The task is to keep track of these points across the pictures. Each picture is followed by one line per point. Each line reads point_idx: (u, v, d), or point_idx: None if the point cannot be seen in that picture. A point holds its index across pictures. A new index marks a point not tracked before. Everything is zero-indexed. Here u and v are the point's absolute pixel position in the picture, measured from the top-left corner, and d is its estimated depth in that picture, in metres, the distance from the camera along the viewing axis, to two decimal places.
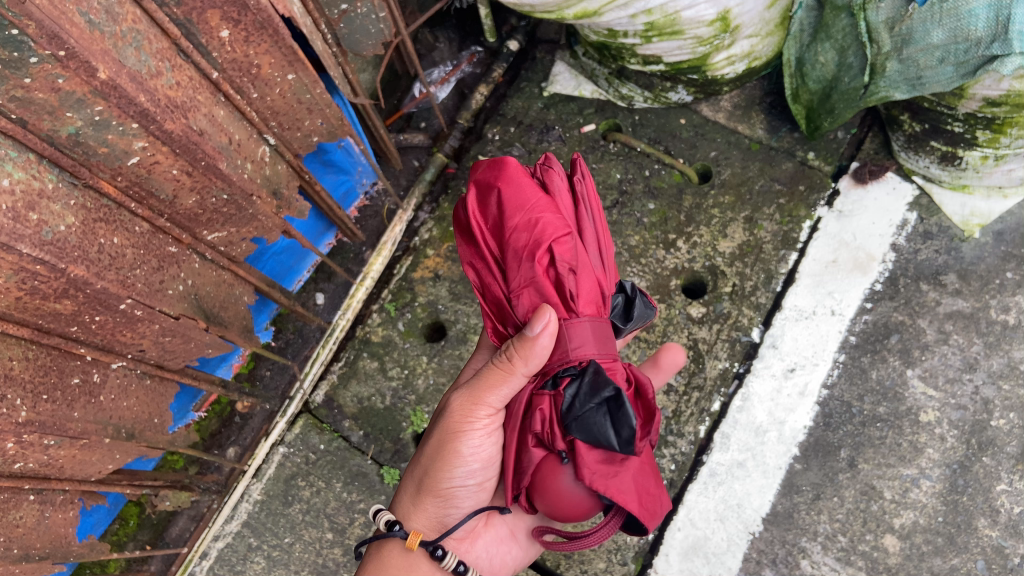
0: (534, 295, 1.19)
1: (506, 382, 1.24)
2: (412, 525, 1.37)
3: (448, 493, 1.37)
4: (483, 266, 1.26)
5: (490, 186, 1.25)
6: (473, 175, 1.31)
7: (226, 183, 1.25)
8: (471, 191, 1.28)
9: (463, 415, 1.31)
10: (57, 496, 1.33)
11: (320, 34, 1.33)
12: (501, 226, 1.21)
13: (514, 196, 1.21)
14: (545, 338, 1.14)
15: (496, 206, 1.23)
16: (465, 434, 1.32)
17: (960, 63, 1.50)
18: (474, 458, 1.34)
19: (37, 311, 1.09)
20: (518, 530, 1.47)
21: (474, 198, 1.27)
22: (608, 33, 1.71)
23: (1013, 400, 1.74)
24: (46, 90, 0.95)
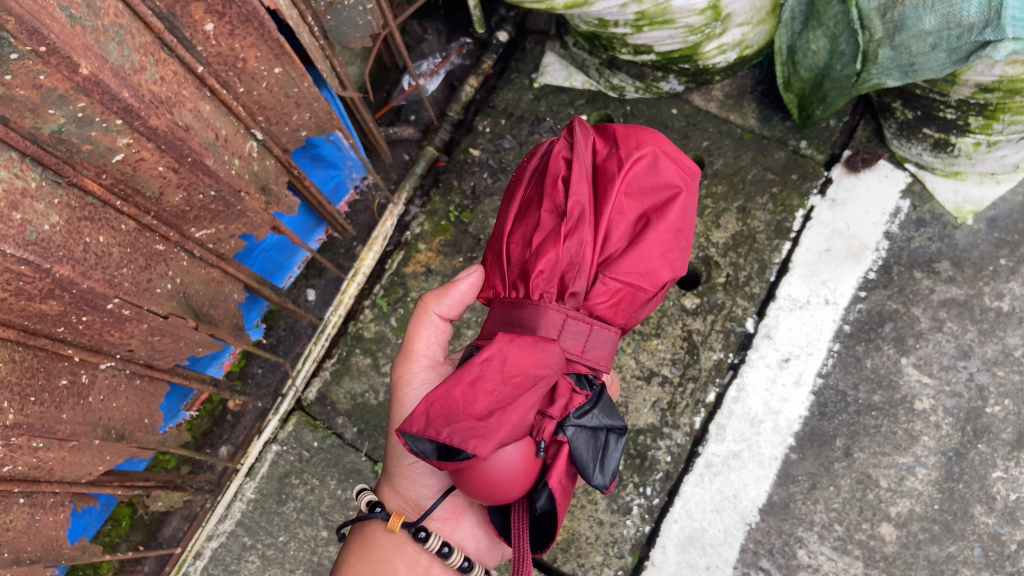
0: (621, 291, 1.18)
1: (426, 325, 1.41)
2: (389, 507, 1.38)
3: (409, 472, 1.38)
4: (595, 221, 1.18)
5: (665, 177, 1.22)
6: (640, 142, 1.25)
7: (214, 179, 1.23)
8: (644, 159, 1.22)
9: (401, 373, 1.42)
10: (48, 499, 1.31)
11: (307, 26, 1.31)
12: (664, 220, 1.18)
13: (688, 211, 1.21)
14: (463, 286, 1.34)
15: (660, 198, 1.21)
16: (404, 394, 1.40)
17: (952, 49, 1.49)
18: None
19: (23, 312, 1.07)
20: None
21: (643, 169, 1.21)
22: (598, 22, 1.69)
23: (1008, 387, 1.74)
24: (27, 86, 0.93)
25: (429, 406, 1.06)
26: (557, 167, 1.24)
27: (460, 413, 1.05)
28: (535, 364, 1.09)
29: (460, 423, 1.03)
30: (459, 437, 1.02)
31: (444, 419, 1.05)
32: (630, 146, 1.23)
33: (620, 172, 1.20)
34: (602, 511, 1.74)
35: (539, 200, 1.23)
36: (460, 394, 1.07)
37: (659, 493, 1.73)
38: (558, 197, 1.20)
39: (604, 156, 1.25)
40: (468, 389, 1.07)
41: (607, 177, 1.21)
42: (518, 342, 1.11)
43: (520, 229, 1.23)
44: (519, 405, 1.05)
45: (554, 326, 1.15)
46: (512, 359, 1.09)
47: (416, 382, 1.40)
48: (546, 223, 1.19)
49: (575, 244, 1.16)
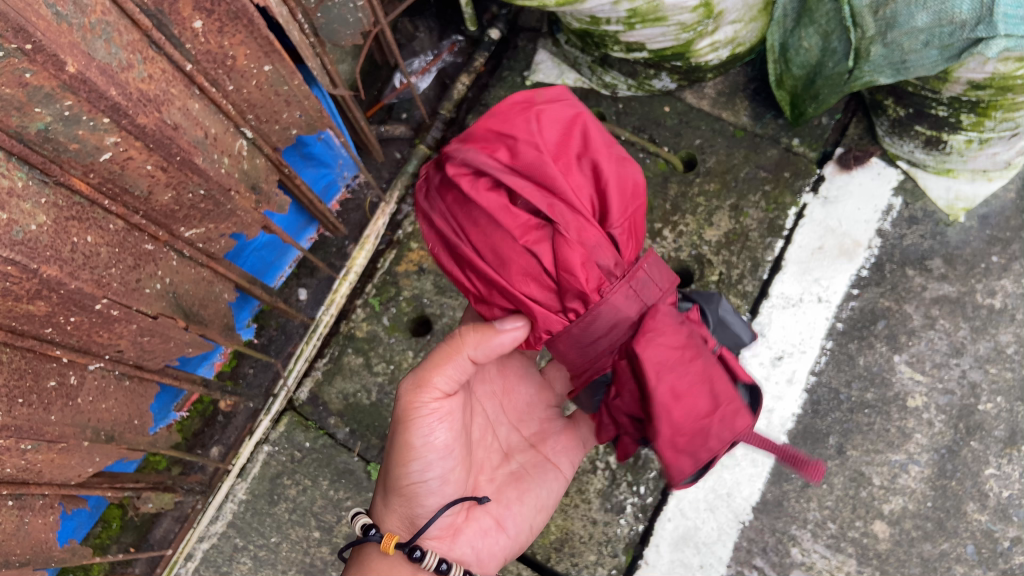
0: (629, 223, 1.15)
1: (453, 363, 1.27)
2: (385, 527, 1.36)
3: (407, 492, 1.34)
4: (572, 203, 1.09)
5: (564, 122, 1.15)
6: (514, 116, 1.14)
7: (203, 177, 1.22)
8: (538, 123, 1.13)
9: (413, 401, 1.30)
10: (37, 502, 1.29)
11: (297, 24, 1.30)
12: (600, 146, 1.15)
13: (596, 123, 1.18)
14: (510, 337, 1.16)
15: (576, 136, 1.15)
16: (415, 423, 1.30)
17: (944, 46, 1.49)
18: (429, 449, 1.32)
19: (10, 313, 1.06)
20: (504, 519, 1.46)
21: (547, 130, 1.13)
22: (590, 20, 1.69)
23: (1000, 384, 1.74)
24: (13, 84, 0.92)
25: (674, 444, 1.12)
26: (489, 199, 1.08)
27: (700, 422, 1.11)
28: (677, 335, 1.11)
29: (707, 432, 1.11)
30: (723, 434, 1.12)
31: (695, 442, 1.12)
32: (518, 125, 1.12)
33: (540, 150, 1.10)
34: (596, 510, 1.73)
35: (506, 237, 1.08)
36: (681, 416, 1.11)
37: (653, 492, 1.73)
38: (525, 217, 1.08)
39: (504, 151, 1.11)
40: (677, 403, 1.10)
41: (535, 165, 1.09)
42: (654, 342, 1.09)
43: (520, 269, 1.08)
44: (716, 375, 1.12)
45: (629, 306, 1.11)
46: (662, 354, 1.09)
47: (426, 412, 1.31)
48: (544, 245, 1.07)
49: (584, 236, 1.07)
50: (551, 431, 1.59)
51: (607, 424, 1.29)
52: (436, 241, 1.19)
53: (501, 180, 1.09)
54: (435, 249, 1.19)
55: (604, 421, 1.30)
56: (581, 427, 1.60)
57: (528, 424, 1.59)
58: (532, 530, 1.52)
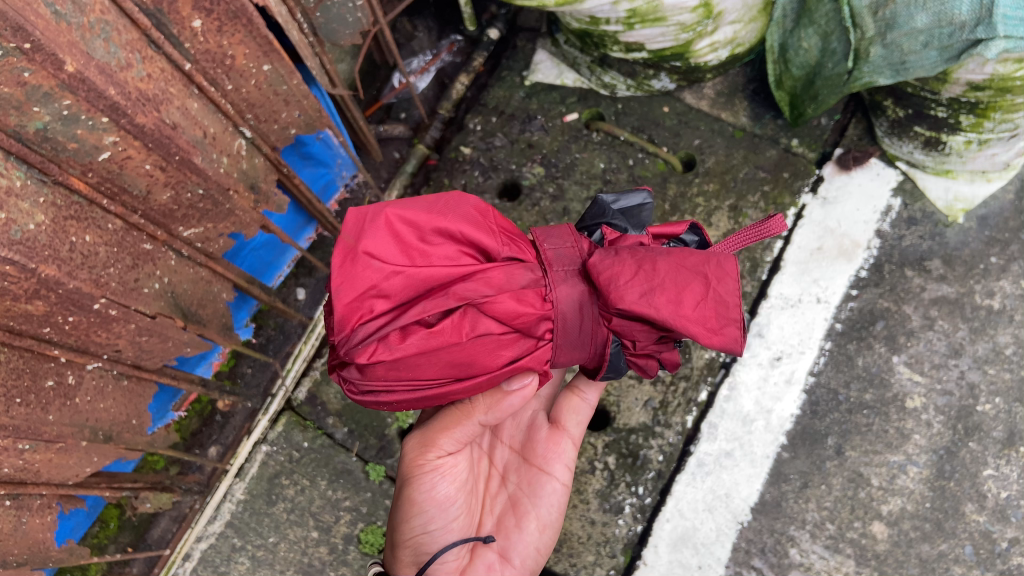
0: (505, 240, 1.14)
1: (460, 425, 1.33)
2: None
3: (412, 543, 1.42)
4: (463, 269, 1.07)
5: (394, 234, 1.09)
6: (350, 271, 1.06)
7: (202, 177, 1.22)
8: (375, 259, 1.06)
9: (416, 459, 1.40)
10: (34, 501, 1.29)
11: (296, 23, 1.30)
12: (428, 216, 1.11)
13: (404, 205, 1.12)
14: (523, 392, 1.21)
15: (405, 230, 1.09)
16: (419, 479, 1.40)
17: (944, 47, 1.49)
18: (432, 503, 1.41)
19: (8, 313, 1.05)
20: (507, 551, 1.46)
21: (389, 254, 1.07)
22: (590, 20, 1.68)
23: (998, 385, 1.74)
24: (11, 84, 0.92)
25: (709, 328, 1.03)
26: (415, 343, 1.06)
27: (711, 297, 1.04)
28: (626, 264, 1.06)
29: (721, 298, 1.04)
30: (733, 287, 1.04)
31: (721, 314, 1.04)
32: (363, 276, 1.05)
33: (400, 272, 1.06)
34: (595, 510, 1.73)
35: (456, 345, 1.07)
36: (693, 307, 1.03)
37: (652, 493, 1.73)
38: (450, 321, 1.07)
39: (377, 303, 1.06)
40: (684, 300, 1.03)
41: (411, 284, 1.06)
42: (620, 287, 1.04)
43: (489, 350, 1.09)
44: (679, 257, 1.06)
45: (573, 288, 1.11)
46: (636, 283, 1.04)
47: (429, 469, 1.40)
48: (482, 319, 1.08)
49: (495, 283, 1.08)
50: (537, 442, 1.55)
51: (642, 363, 1.18)
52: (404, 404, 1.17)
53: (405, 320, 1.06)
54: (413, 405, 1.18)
55: (639, 365, 1.19)
56: (567, 430, 1.54)
57: (517, 438, 1.59)
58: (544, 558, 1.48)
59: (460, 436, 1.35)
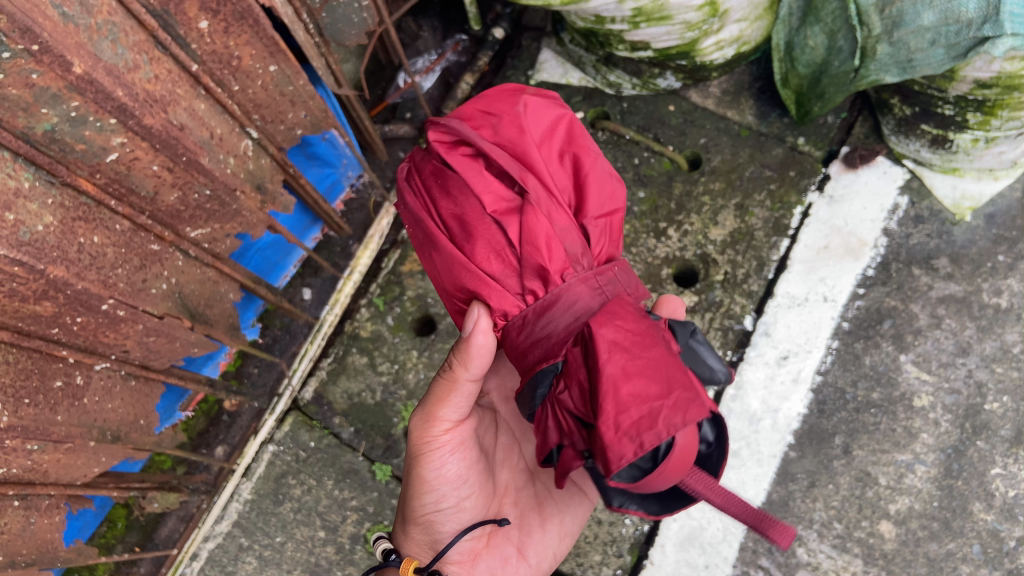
0: (601, 225, 1.19)
1: (456, 392, 1.35)
2: (406, 551, 1.45)
3: (426, 520, 1.42)
4: (546, 183, 1.17)
5: (551, 126, 1.25)
6: (502, 101, 1.27)
7: (209, 178, 1.22)
8: (521, 110, 1.24)
9: (425, 434, 1.38)
10: (43, 502, 1.29)
11: (302, 24, 1.30)
12: (580, 146, 1.25)
13: (580, 131, 1.29)
14: (478, 335, 1.19)
15: (560, 128, 1.26)
16: (427, 455, 1.39)
17: (951, 45, 1.48)
18: (442, 481, 1.40)
19: (17, 314, 1.05)
20: (525, 548, 1.50)
21: (529, 122, 1.24)
22: (595, 19, 1.68)
23: (1006, 383, 1.74)
24: (20, 86, 0.92)
25: (617, 423, 0.94)
26: (466, 167, 1.19)
27: (649, 406, 0.94)
28: (639, 323, 1.04)
29: (654, 417, 0.93)
30: (674, 420, 0.92)
31: (640, 423, 0.93)
32: (506, 109, 1.25)
33: (521, 132, 1.21)
34: (601, 510, 1.73)
35: (478, 203, 1.16)
36: (629, 396, 0.95)
37: None
38: (497, 188, 1.16)
39: (485, 129, 1.23)
40: (628, 381, 0.96)
41: (513, 144, 1.20)
42: (612, 322, 1.03)
43: (488, 242, 1.14)
44: (672, 365, 0.99)
45: (591, 298, 1.11)
46: (622, 332, 1.02)
47: (438, 447, 1.39)
48: (509, 215, 1.14)
49: (549, 214, 1.13)
50: None
51: (543, 424, 1.12)
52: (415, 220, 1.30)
53: (481, 152, 1.20)
54: (410, 230, 1.29)
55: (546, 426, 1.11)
56: None
57: None
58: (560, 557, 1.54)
59: (461, 404, 1.37)
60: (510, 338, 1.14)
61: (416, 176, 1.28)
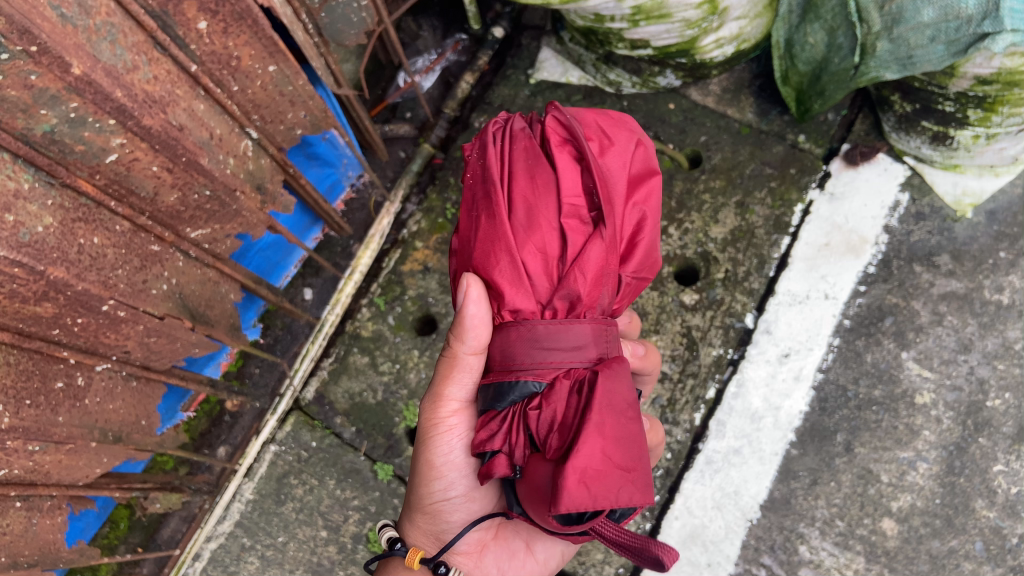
0: (632, 285, 1.20)
1: (460, 368, 1.30)
2: (412, 539, 1.48)
3: (435, 510, 1.44)
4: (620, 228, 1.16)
5: (655, 172, 1.22)
6: (622, 127, 1.24)
7: (208, 179, 1.22)
8: (631, 147, 1.22)
9: (431, 418, 1.37)
10: (45, 503, 1.30)
11: (301, 24, 1.30)
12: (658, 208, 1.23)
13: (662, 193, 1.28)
14: (472, 306, 1.17)
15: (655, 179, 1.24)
16: (433, 440, 1.38)
17: (950, 41, 1.48)
18: (450, 467, 1.40)
19: (17, 315, 1.06)
20: (533, 543, 1.52)
21: (634, 162, 1.21)
22: (594, 17, 1.68)
23: (1008, 380, 1.73)
24: (19, 87, 0.92)
25: (582, 473, 0.99)
26: (563, 166, 1.15)
27: (615, 472, 1.01)
28: (635, 399, 1.10)
29: (613, 484, 1.01)
30: (628, 495, 1.01)
31: (600, 484, 1.00)
32: (621, 137, 1.22)
33: (624, 168, 1.19)
34: None
35: (553, 205, 1.14)
36: (601, 455, 1.01)
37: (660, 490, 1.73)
38: (577, 202, 1.14)
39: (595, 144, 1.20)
40: (605, 442, 1.02)
41: (613, 175, 1.18)
42: (618, 386, 1.08)
43: (541, 243, 1.12)
44: (640, 447, 1.07)
45: (594, 346, 1.12)
46: (618, 394, 1.06)
47: (444, 431, 1.37)
48: (575, 234, 1.12)
49: (610, 256, 1.12)
50: None
51: (490, 424, 1.12)
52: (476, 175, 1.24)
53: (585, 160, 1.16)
54: (465, 179, 1.23)
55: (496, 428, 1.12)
56: None
57: None
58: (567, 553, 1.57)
59: (467, 384, 1.32)
60: (507, 333, 1.14)
61: (501, 139, 1.22)
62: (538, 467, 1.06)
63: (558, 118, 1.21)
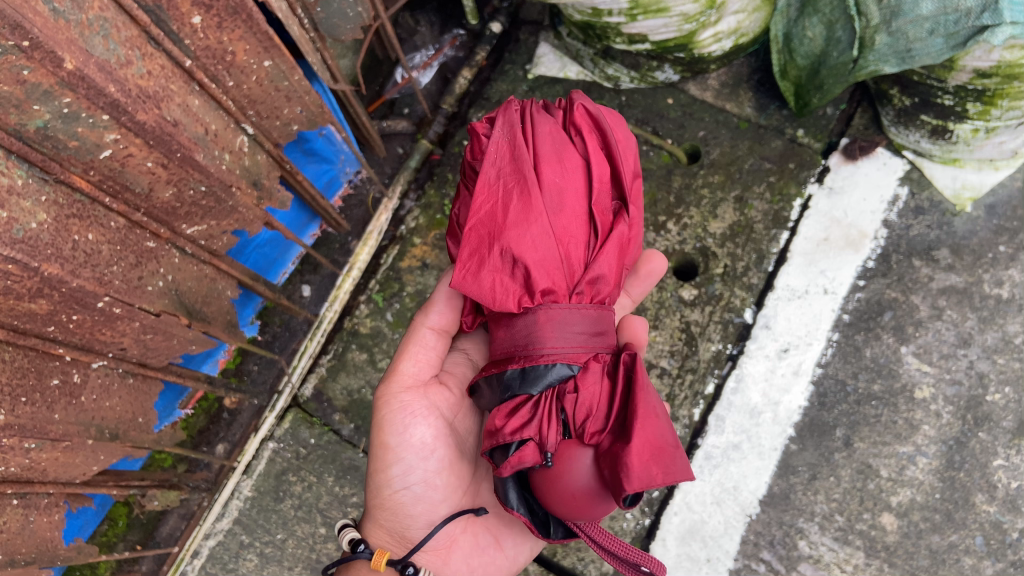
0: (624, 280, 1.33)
1: (418, 340, 1.46)
2: (373, 540, 1.41)
3: (393, 505, 1.41)
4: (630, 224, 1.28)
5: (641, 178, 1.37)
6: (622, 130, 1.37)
7: (204, 174, 1.22)
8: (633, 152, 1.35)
9: (385, 395, 1.44)
10: (42, 500, 1.29)
11: (297, 19, 1.29)
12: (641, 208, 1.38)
13: None
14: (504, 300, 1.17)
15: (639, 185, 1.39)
16: (388, 420, 1.42)
17: (950, 34, 1.48)
18: (406, 449, 1.41)
19: (11, 312, 1.05)
20: (502, 538, 1.49)
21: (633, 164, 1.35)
22: (592, 12, 1.67)
23: (1008, 374, 1.73)
24: (10, 82, 0.91)
25: (645, 448, 1.05)
26: (590, 162, 1.26)
27: (670, 446, 1.09)
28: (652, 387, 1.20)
29: (668, 460, 1.07)
30: (682, 469, 1.09)
31: (662, 460, 1.06)
32: (627, 141, 1.34)
33: (631, 171, 1.32)
34: None
35: (579, 192, 1.23)
36: (656, 434, 1.08)
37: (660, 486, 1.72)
38: (600, 197, 1.25)
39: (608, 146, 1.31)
40: (656, 420, 1.10)
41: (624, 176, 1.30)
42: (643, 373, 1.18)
43: (573, 228, 1.20)
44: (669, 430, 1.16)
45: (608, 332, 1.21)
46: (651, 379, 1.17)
47: (397, 409, 1.42)
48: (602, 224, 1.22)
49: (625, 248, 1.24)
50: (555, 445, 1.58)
51: (523, 410, 1.12)
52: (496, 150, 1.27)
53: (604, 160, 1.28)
54: (489, 149, 1.25)
55: (527, 415, 1.12)
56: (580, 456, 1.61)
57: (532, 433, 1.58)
58: (536, 547, 1.54)
59: (419, 356, 1.46)
60: (532, 317, 1.16)
61: (527, 122, 1.28)
62: (578, 453, 1.09)
63: (579, 114, 1.32)
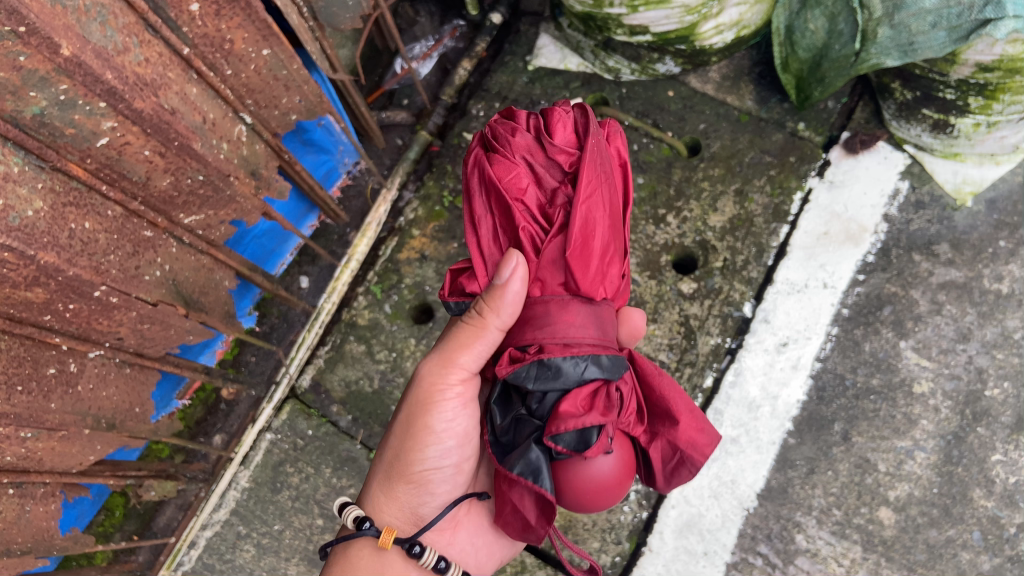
0: None
1: (482, 339, 1.25)
2: (386, 517, 1.39)
3: (415, 480, 1.40)
4: None
5: None
6: None
7: (201, 163, 1.21)
8: None
9: (437, 383, 1.36)
10: (38, 490, 1.29)
11: (296, 7, 1.28)
12: None
13: None
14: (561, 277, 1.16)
15: None
16: (437, 405, 1.36)
17: (952, 27, 1.50)
18: (448, 435, 1.38)
19: (8, 300, 1.05)
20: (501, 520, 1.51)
21: None
22: (593, 2, 1.67)
23: (1007, 369, 1.73)
24: (7, 68, 0.91)
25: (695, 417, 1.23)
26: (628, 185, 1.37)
27: None
28: None
29: None
30: None
31: None
32: None
33: None
34: None
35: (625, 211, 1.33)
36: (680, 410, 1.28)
37: None
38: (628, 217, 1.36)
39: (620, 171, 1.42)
40: None
41: None
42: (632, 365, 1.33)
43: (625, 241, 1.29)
44: None
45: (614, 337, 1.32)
46: None
47: (449, 397, 1.36)
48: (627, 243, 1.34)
49: None
50: None
51: (606, 394, 1.13)
52: (579, 136, 1.25)
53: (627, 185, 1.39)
54: (591, 139, 1.22)
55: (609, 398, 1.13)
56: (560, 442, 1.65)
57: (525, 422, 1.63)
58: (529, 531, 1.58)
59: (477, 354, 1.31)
60: (603, 308, 1.18)
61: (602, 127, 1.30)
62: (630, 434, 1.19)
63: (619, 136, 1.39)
